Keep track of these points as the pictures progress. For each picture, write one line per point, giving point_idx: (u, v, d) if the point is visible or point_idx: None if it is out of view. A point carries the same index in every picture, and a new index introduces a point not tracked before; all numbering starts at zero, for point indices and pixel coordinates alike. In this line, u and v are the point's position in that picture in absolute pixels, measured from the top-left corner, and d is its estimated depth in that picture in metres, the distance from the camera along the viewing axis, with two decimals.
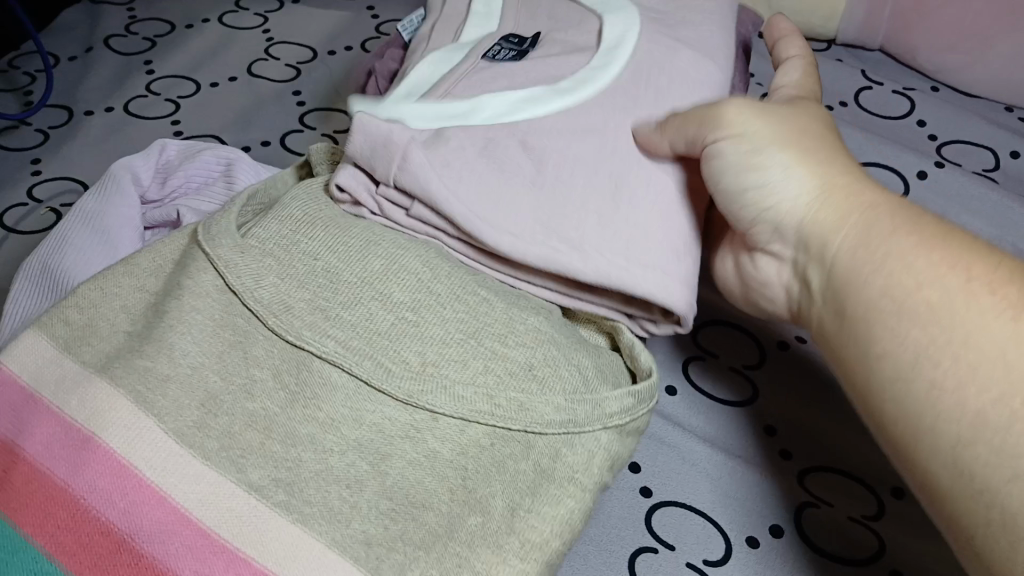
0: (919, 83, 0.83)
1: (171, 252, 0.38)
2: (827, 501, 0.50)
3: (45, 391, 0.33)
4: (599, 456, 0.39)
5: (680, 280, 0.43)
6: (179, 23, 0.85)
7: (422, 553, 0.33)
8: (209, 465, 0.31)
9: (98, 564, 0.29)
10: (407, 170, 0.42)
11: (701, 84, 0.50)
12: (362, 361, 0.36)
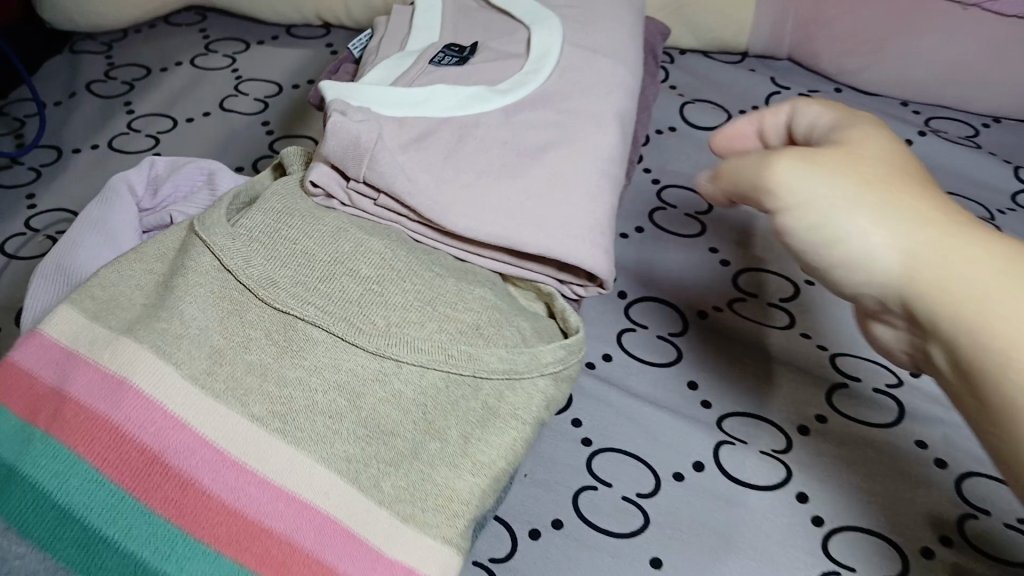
0: (823, 85, 0.92)
1: (172, 242, 0.46)
2: (743, 439, 0.61)
3: (82, 348, 0.40)
4: (537, 397, 0.47)
5: (593, 242, 0.53)
6: (154, 67, 0.93)
7: (392, 469, 0.41)
8: (218, 401, 0.39)
9: (138, 475, 0.36)
10: (359, 162, 0.51)
11: (613, 89, 0.60)
12: (337, 322, 0.44)
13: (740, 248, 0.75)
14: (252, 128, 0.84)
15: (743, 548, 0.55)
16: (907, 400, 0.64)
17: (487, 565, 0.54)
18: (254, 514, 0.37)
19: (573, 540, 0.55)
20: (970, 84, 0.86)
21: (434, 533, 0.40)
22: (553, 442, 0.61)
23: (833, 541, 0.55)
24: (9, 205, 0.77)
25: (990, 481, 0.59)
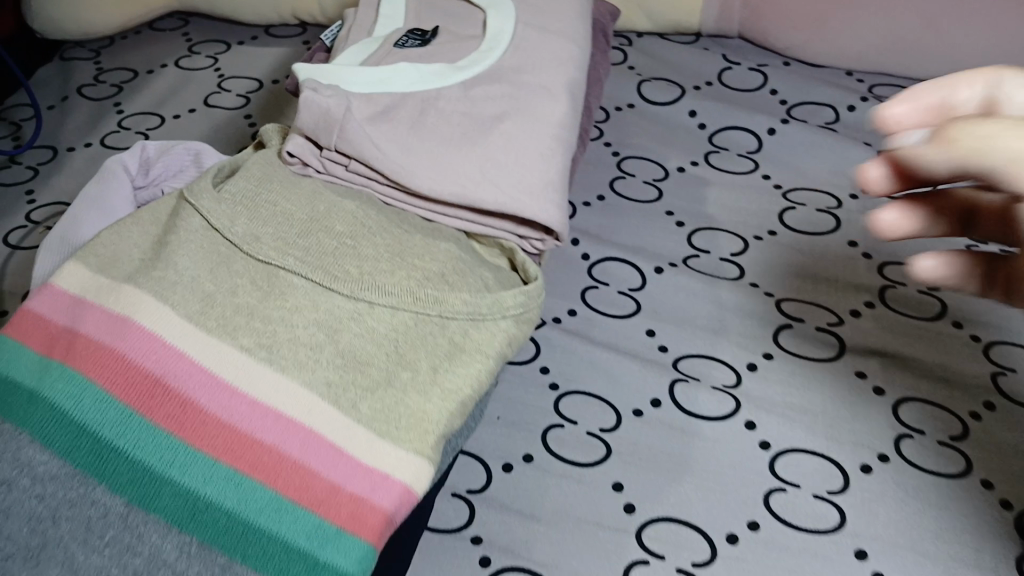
0: (773, 58, 0.96)
1: (165, 209, 0.52)
2: (697, 376, 0.67)
3: (90, 295, 0.45)
4: (500, 336, 0.52)
5: (546, 199, 0.58)
6: (141, 69, 0.98)
7: (369, 394, 0.46)
8: (212, 336, 0.44)
9: (143, 394, 0.42)
10: (330, 135, 0.56)
11: (565, 62, 0.65)
12: (314, 270, 0.49)
13: (694, 208, 0.80)
14: (234, 121, 0.89)
15: (695, 472, 0.61)
16: (849, 337, 0.68)
17: (465, 496, 0.60)
18: (245, 426, 0.42)
19: (542, 471, 0.61)
20: (908, 50, 0.91)
21: (407, 447, 0.45)
22: (523, 388, 0.66)
23: (779, 462, 0.61)
24: (10, 201, 0.82)
25: (923, 405, 0.64)
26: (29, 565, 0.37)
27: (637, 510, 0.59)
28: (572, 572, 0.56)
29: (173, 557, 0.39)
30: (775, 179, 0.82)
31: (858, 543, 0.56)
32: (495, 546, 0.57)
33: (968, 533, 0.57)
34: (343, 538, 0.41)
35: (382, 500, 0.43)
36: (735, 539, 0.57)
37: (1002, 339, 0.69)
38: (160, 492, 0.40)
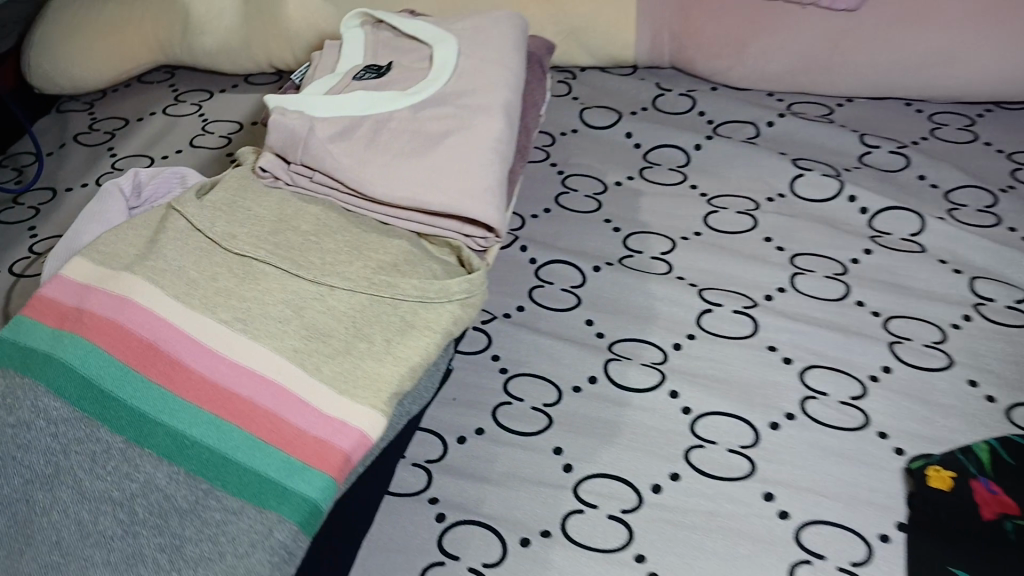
0: (702, 84, 1.07)
1: (155, 217, 0.61)
2: (629, 356, 0.75)
3: (94, 281, 0.54)
4: (449, 316, 0.60)
5: (485, 200, 0.66)
6: (131, 117, 1.08)
7: (330, 360, 0.54)
8: (196, 310, 0.53)
9: (139, 355, 0.50)
10: (296, 149, 0.67)
11: (502, 86, 0.75)
12: (283, 260, 0.58)
13: (628, 216, 0.90)
14: (215, 158, 0.99)
15: (626, 435, 0.69)
16: (764, 316, 0.77)
17: (424, 465, 0.68)
18: (225, 381, 0.51)
19: (491, 441, 0.69)
20: (819, 71, 1.02)
21: (363, 401, 0.53)
22: (477, 373, 0.75)
23: (699, 424, 0.69)
24: (15, 236, 0.91)
25: (827, 371, 0.72)
26: (42, 487, 0.45)
27: (574, 468, 0.67)
28: (517, 520, 0.64)
29: (162, 481, 0.46)
30: (701, 188, 0.92)
31: (766, 487, 0.65)
32: (450, 504, 0.65)
33: (862, 476, 0.65)
34: (307, 471, 0.49)
35: (342, 442, 0.51)
36: (659, 488, 0.65)
37: (899, 314, 0.77)
38: (152, 431, 0.48)
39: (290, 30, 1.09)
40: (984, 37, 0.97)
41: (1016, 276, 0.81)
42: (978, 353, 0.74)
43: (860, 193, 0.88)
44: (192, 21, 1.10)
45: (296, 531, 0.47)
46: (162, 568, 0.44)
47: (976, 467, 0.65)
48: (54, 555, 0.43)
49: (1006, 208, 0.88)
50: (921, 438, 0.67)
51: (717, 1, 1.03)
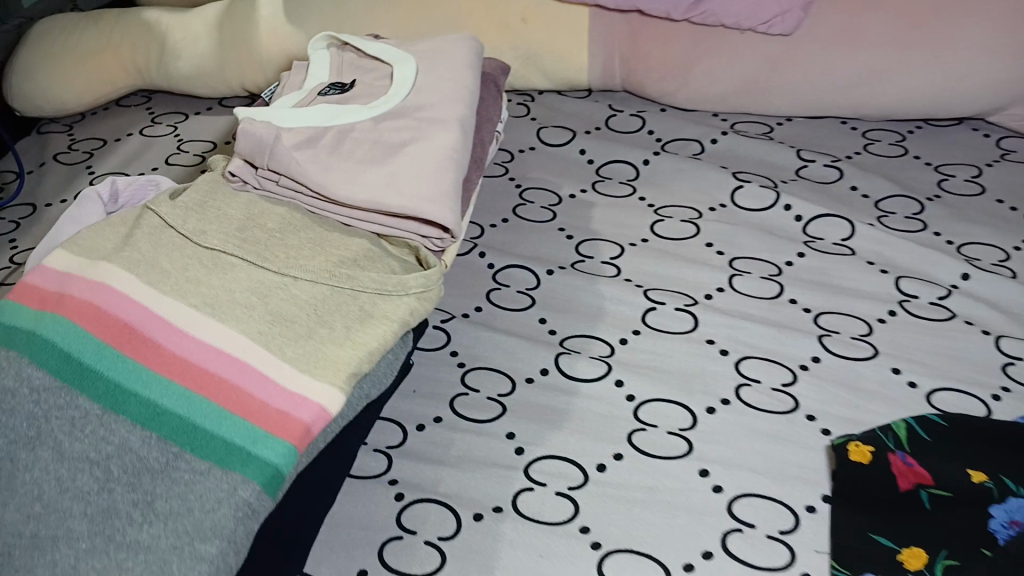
0: (652, 106, 1.14)
1: (131, 216, 0.65)
2: (578, 350, 0.80)
3: (74, 270, 0.58)
4: (405, 306, 0.64)
5: (441, 203, 0.71)
6: (109, 138, 1.13)
7: (292, 343, 0.59)
8: (168, 296, 0.58)
9: (115, 333, 0.55)
10: (263, 154, 0.71)
11: (457, 101, 0.81)
12: (250, 253, 0.63)
13: (581, 225, 0.95)
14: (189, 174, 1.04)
15: (574, 421, 0.74)
16: (703, 313, 0.83)
17: (385, 451, 0.72)
18: (195, 358, 0.55)
19: (448, 428, 0.74)
20: (758, 92, 1.09)
21: (324, 380, 0.57)
22: (436, 366, 0.79)
23: (642, 409, 0.74)
24: None
25: (761, 361, 0.78)
26: (26, 448, 0.49)
27: (525, 451, 0.72)
28: (471, 497, 0.68)
29: (137, 444, 0.50)
30: (649, 200, 0.98)
31: (703, 464, 0.70)
32: (409, 484, 0.69)
33: (791, 453, 0.70)
34: (270, 439, 0.53)
35: (303, 414, 0.55)
36: (603, 467, 0.70)
37: (829, 310, 0.83)
38: (127, 400, 0.52)
39: (262, 55, 1.14)
40: (909, 57, 1.05)
41: (937, 275, 0.87)
42: (902, 345, 0.80)
43: (795, 203, 0.95)
44: (169, 47, 1.16)
45: (260, 491, 0.51)
46: (135, 520, 0.48)
47: (893, 441, 0.70)
48: (36, 507, 0.47)
49: (930, 214, 0.95)
50: (846, 419, 0.72)
51: (662, 28, 1.11)
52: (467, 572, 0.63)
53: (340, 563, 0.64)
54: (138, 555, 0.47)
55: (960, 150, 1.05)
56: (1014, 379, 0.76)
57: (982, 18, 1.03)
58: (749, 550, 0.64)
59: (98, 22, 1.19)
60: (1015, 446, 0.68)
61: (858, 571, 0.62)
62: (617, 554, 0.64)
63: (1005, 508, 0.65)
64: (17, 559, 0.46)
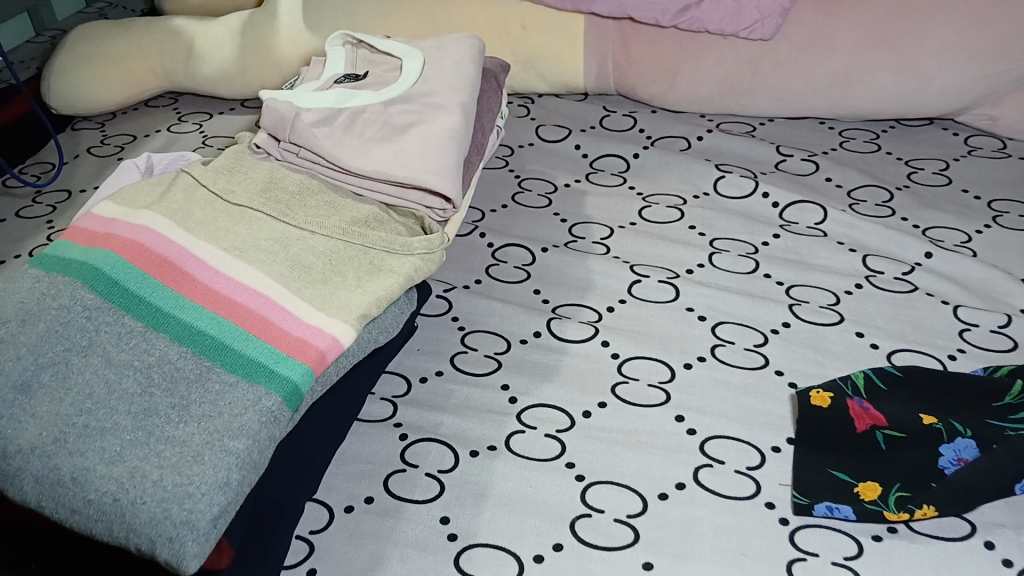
0: (643, 108, 1.23)
1: (169, 179, 0.73)
2: (568, 316, 0.87)
3: (116, 216, 0.66)
4: (410, 262, 0.72)
5: (443, 175, 0.79)
6: (139, 134, 1.21)
7: (308, 286, 0.66)
8: (202, 241, 0.66)
9: (155, 265, 0.63)
10: (285, 129, 0.80)
11: (460, 88, 0.89)
12: (274, 210, 0.71)
13: (575, 210, 1.03)
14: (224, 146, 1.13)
15: (563, 374, 0.81)
16: (684, 284, 0.90)
17: (391, 399, 0.79)
18: (225, 291, 0.63)
19: (448, 380, 0.81)
20: (740, 94, 1.18)
21: (338, 318, 0.65)
22: (438, 328, 0.87)
23: (625, 365, 0.81)
24: (32, 228, 1.01)
25: (735, 325, 0.85)
26: (78, 354, 0.56)
27: (519, 400, 0.78)
28: (469, 437, 0.75)
29: (174, 357, 0.58)
30: (638, 189, 1.06)
31: (679, 411, 0.76)
32: (412, 426, 0.76)
33: (760, 402, 0.77)
34: (291, 361, 0.60)
35: (319, 343, 0.62)
36: (588, 413, 0.77)
37: (801, 283, 0.90)
38: (166, 322, 0.60)
39: (281, 59, 1.23)
40: (880, 61, 1.13)
41: (903, 254, 0.94)
42: (866, 312, 0.86)
43: (772, 190, 1.03)
44: (195, 51, 1.24)
45: (281, 402, 0.58)
46: (173, 419, 0.55)
47: (852, 389, 0.76)
48: (87, 402, 0.54)
49: (899, 202, 1.03)
50: (811, 374, 0.79)
51: (652, 35, 1.19)
52: (462, 498, 0.70)
53: (349, 491, 0.71)
54: (175, 447, 0.54)
55: (929, 147, 1.13)
56: (969, 342, 0.82)
57: (948, 23, 1.11)
58: (718, 482, 0.70)
59: (126, 28, 1.27)
60: (964, 396, 0.74)
61: (817, 498, 0.68)
62: (598, 485, 0.70)
63: (952, 447, 0.70)
64: (72, 444, 0.52)
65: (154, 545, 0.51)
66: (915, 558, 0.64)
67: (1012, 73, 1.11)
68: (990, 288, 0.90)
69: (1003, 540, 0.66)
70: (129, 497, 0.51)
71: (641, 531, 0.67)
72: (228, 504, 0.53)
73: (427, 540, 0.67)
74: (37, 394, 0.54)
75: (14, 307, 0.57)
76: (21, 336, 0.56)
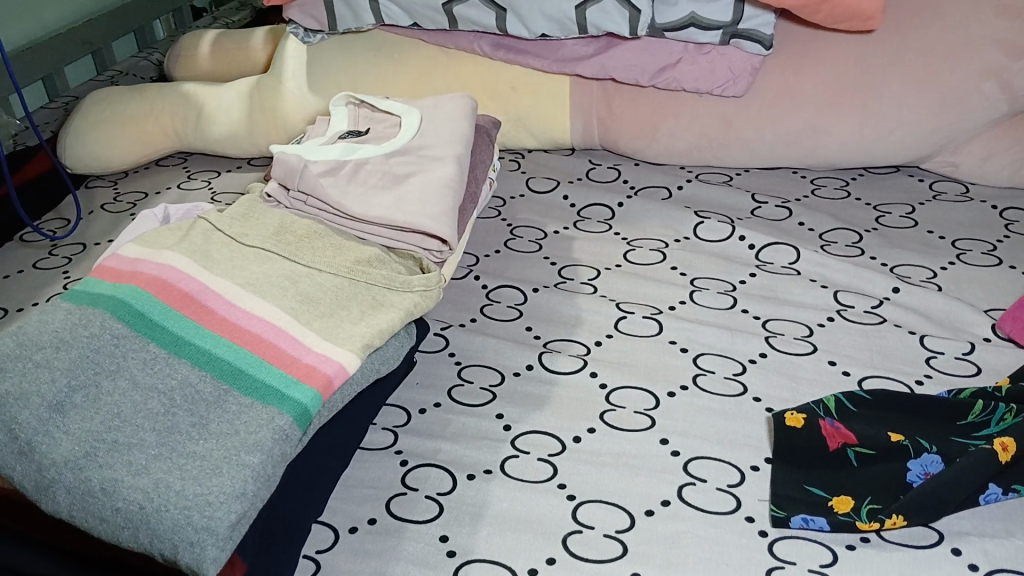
0: (627, 162, 1.31)
1: (187, 224, 0.80)
2: (559, 350, 0.93)
3: (142, 256, 0.73)
4: (410, 299, 0.78)
5: (440, 220, 0.85)
6: (150, 191, 1.27)
7: (316, 319, 0.72)
8: (221, 279, 0.73)
9: (178, 298, 0.69)
10: (294, 178, 0.86)
11: (455, 141, 0.96)
12: (287, 252, 0.79)
13: (564, 254, 1.09)
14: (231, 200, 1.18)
15: (554, 403, 0.85)
16: (667, 320, 0.96)
17: (392, 429, 0.83)
18: (241, 322, 0.69)
19: (446, 411, 0.85)
20: (717, 147, 1.26)
21: (344, 347, 0.70)
22: (436, 363, 0.92)
23: (613, 393, 0.86)
24: (49, 278, 1.06)
25: (715, 356, 0.91)
26: (107, 377, 0.61)
27: (513, 428, 0.83)
28: (466, 461, 0.79)
29: (194, 380, 0.63)
30: (623, 234, 1.13)
31: (663, 435, 0.81)
32: (412, 453, 0.80)
33: (739, 424, 0.82)
34: (301, 385, 0.66)
35: (327, 369, 0.68)
36: (579, 439, 0.81)
37: (776, 316, 0.96)
38: (187, 349, 0.66)
39: (287, 120, 1.31)
40: (846, 115, 1.21)
41: (872, 289, 1.01)
42: (837, 342, 0.92)
43: (748, 234, 1.10)
44: (204, 113, 1.32)
45: (293, 421, 0.63)
46: (193, 436, 0.60)
47: (824, 411, 0.81)
48: (115, 420, 0.59)
49: (868, 242, 1.10)
50: (787, 399, 0.85)
51: (633, 94, 1.28)
52: (461, 517, 0.73)
53: (353, 513, 0.74)
54: (195, 460, 0.58)
55: (895, 193, 1.21)
56: (936, 368, 0.88)
57: (906, 78, 1.19)
58: (701, 498, 0.75)
59: (142, 93, 1.35)
60: (928, 415, 0.80)
61: (793, 511, 0.72)
62: (588, 504, 0.74)
63: (919, 462, 0.75)
64: (101, 457, 0.57)
65: (177, 551, 0.54)
66: (887, 565, 0.68)
67: (967, 124, 1.20)
68: (954, 318, 0.96)
69: (969, 547, 0.69)
70: (154, 505, 0.55)
71: (630, 545, 0.70)
72: (244, 513, 0.57)
73: (426, 556, 0.70)
74: (69, 413, 0.59)
75: (49, 335, 0.62)
76: (55, 360, 0.61)
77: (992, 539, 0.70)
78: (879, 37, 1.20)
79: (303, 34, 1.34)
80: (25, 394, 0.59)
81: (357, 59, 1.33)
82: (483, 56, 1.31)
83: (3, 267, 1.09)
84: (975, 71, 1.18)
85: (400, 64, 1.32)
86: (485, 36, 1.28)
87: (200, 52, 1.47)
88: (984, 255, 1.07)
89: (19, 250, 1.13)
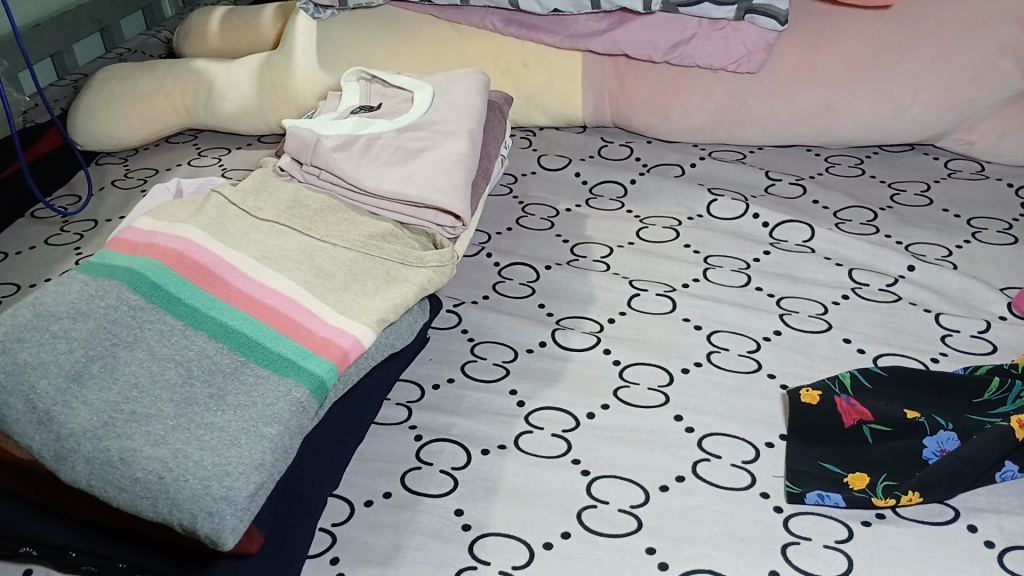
0: (640, 140, 1.30)
1: (202, 198, 0.80)
2: (572, 327, 0.93)
3: (157, 230, 0.73)
4: (423, 273, 0.78)
5: (453, 195, 0.84)
6: (160, 167, 1.27)
7: (330, 294, 0.72)
8: (235, 252, 0.73)
9: (194, 270, 0.69)
10: (306, 152, 0.86)
11: (467, 115, 0.95)
12: (302, 226, 0.79)
13: (576, 232, 1.09)
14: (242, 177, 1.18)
15: (567, 380, 0.85)
16: (680, 297, 0.96)
17: (406, 404, 0.83)
18: (257, 295, 0.69)
19: (460, 386, 0.85)
20: (730, 124, 1.25)
21: (359, 321, 0.70)
22: (448, 340, 0.92)
23: (626, 370, 0.86)
24: (61, 253, 1.06)
25: (729, 333, 0.90)
26: (124, 348, 0.61)
27: (526, 404, 0.83)
28: (480, 436, 0.79)
29: (211, 352, 0.63)
30: (635, 212, 1.12)
31: (677, 412, 0.81)
32: (426, 428, 0.80)
33: (754, 401, 0.82)
34: (317, 357, 0.66)
35: (343, 342, 0.67)
36: (593, 415, 0.81)
37: (790, 295, 0.96)
38: (203, 320, 0.66)
39: (297, 96, 1.31)
40: (861, 92, 1.20)
41: (887, 267, 1.00)
42: (851, 319, 0.92)
43: (762, 212, 1.09)
44: (215, 89, 1.31)
45: (309, 394, 0.63)
46: (211, 407, 0.60)
47: (839, 388, 0.81)
48: (133, 391, 0.59)
49: (883, 220, 1.09)
50: (801, 376, 0.84)
51: (646, 70, 1.27)
52: (476, 491, 0.73)
53: (369, 487, 0.74)
54: (214, 432, 0.58)
55: (909, 171, 1.20)
56: (952, 346, 0.87)
57: (923, 54, 1.18)
58: (715, 474, 0.75)
59: (152, 69, 1.34)
60: (944, 392, 0.79)
61: (808, 488, 0.72)
62: (602, 480, 0.74)
63: (935, 439, 0.75)
64: (119, 427, 0.57)
65: (196, 521, 0.54)
66: (904, 541, 0.68)
67: (982, 101, 1.19)
68: (969, 296, 0.95)
69: (985, 523, 0.69)
70: (173, 475, 0.55)
71: (645, 519, 0.71)
72: (261, 485, 0.57)
73: (441, 529, 0.70)
74: (87, 383, 0.59)
75: (66, 306, 0.63)
76: (73, 331, 0.61)
77: (1007, 515, 0.70)
78: (895, 13, 1.19)
79: (313, 9, 1.32)
80: (42, 364, 0.59)
81: (368, 34, 1.32)
82: (495, 32, 1.30)
83: (14, 243, 1.09)
84: (991, 48, 1.17)
85: (410, 39, 1.31)
86: (496, 12, 1.28)
87: (209, 29, 1.46)
88: (1000, 233, 1.06)
89: (30, 227, 1.13)
